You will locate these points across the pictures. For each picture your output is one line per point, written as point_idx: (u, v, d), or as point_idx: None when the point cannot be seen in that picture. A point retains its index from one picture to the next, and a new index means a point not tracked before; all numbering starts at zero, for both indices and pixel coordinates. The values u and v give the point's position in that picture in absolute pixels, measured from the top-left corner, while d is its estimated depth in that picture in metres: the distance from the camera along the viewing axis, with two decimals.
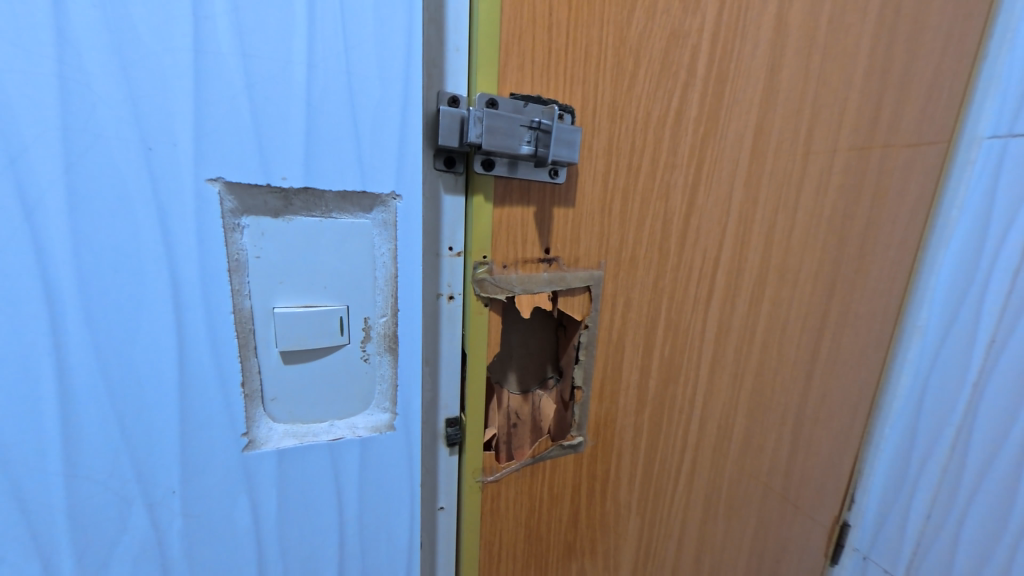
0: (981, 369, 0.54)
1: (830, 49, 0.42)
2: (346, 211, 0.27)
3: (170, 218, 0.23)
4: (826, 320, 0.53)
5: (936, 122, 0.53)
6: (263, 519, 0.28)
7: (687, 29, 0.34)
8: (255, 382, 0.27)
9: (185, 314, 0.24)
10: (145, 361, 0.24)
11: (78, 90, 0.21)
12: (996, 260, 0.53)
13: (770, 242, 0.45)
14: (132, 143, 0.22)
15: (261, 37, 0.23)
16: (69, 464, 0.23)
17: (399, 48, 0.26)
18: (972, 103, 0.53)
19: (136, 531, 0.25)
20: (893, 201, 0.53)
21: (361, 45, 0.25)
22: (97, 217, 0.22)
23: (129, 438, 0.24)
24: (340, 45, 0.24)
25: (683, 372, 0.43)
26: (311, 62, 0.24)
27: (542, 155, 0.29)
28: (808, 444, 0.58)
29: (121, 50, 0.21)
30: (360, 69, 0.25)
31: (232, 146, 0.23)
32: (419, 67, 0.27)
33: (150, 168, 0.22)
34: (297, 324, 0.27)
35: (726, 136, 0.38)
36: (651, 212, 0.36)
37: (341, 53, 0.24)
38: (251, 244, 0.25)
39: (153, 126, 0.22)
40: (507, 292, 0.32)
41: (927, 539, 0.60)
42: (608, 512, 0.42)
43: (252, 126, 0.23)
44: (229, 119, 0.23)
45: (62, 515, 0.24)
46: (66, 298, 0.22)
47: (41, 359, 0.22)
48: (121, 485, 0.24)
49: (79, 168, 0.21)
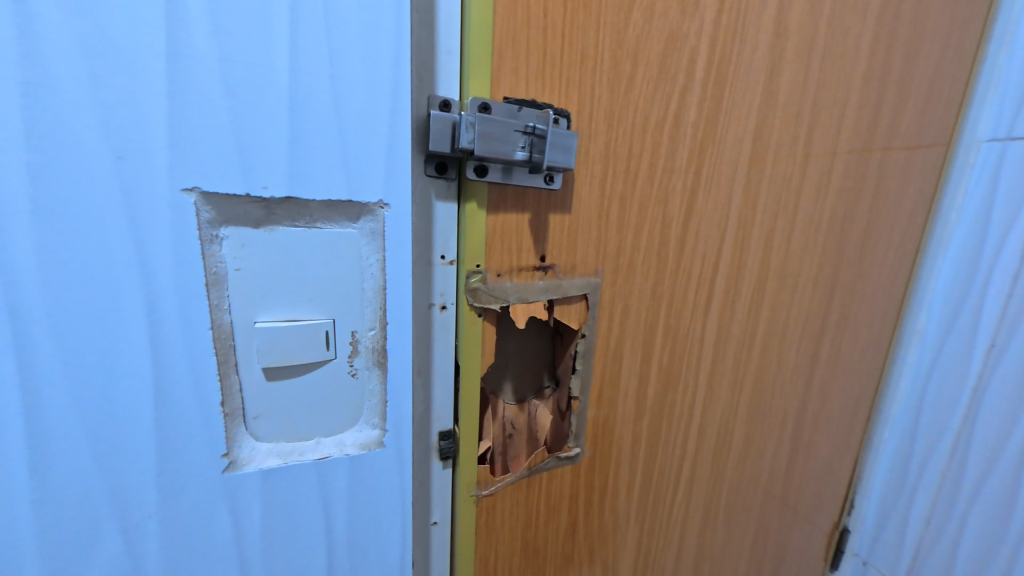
0: (980, 374, 0.54)
1: (830, 51, 0.42)
2: (333, 220, 0.26)
3: (145, 230, 0.22)
4: (826, 324, 0.52)
5: (935, 124, 0.52)
6: (247, 539, 0.27)
7: (685, 31, 0.33)
8: (237, 397, 0.26)
9: (162, 328, 0.23)
10: (119, 379, 0.23)
11: (45, 95, 0.19)
12: (994, 263, 0.52)
13: (770, 247, 0.44)
14: (102, 151, 0.21)
15: (240, 39, 0.22)
16: (39, 487, 0.22)
17: (387, 54, 0.25)
18: (971, 104, 0.53)
19: (111, 555, 0.24)
20: (892, 204, 0.53)
21: (347, 49, 0.24)
22: (67, 229, 0.21)
23: (103, 459, 0.23)
24: (325, 49, 0.23)
25: (682, 380, 0.42)
26: (293, 67, 0.23)
27: (537, 161, 0.28)
28: (807, 450, 0.58)
29: (88, 54, 0.20)
30: (347, 75, 0.24)
31: (209, 154, 0.22)
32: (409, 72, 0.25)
33: (121, 177, 0.21)
34: (281, 338, 0.26)
35: (725, 139, 0.38)
36: (649, 218, 0.36)
37: (325, 58, 0.24)
38: (231, 256, 0.24)
39: (124, 133, 0.21)
40: (502, 301, 0.31)
41: (927, 545, 0.60)
42: (606, 523, 0.42)
43: (231, 133, 0.22)
44: (209, 128, 0.22)
45: (32, 539, 0.22)
46: (35, 315, 0.21)
47: (8, 378, 0.21)
48: (95, 507, 0.23)
49: (48, 176, 0.20)
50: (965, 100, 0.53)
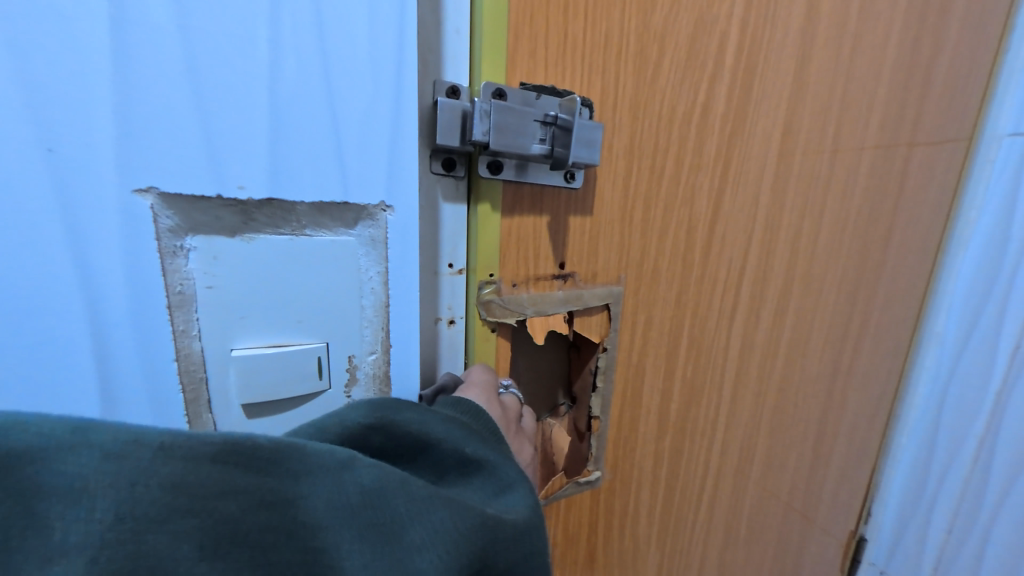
0: (1003, 381, 0.52)
1: (859, 41, 0.39)
2: (324, 225, 0.23)
3: (95, 247, 0.19)
4: (848, 330, 0.50)
5: (958, 120, 0.50)
6: None
7: (715, 14, 0.30)
8: (205, 414, 0.23)
9: (120, 354, 0.21)
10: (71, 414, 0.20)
11: None
12: (1019, 265, 0.50)
13: (796, 250, 0.41)
14: (27, 150, 0.18)
15: (211, 2, 0.19)
16: None
17: (389, 36, 0.21)
18: (997, 99, 0.51)
19: None
20: (915, 203, 0.50)
21: (331, 14, 0.20)
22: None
23: None
24: (309, 14, 0.20)
25: (705, 394, 0.39)
26: (276, 46, 0.20)
27: (559, 156, 0.25)
28: (828, 460, 0.55)
29: (11, 22, 0.17)
30: (337, 58, 0.21)
31: (192, 172, 0.20)
32: (414, 72, 0.22)
33: (54, 184, 0.18)
34: (264, 366, 0.23)
35: (754, 134, 0.35)
36: (674, 220, 0.33)
37: (310, 24, 0.20)
38: (201, 272, 0.22)
39: (58, 125, 0.18)
40: (518, 315, 0.28)
41: (948, 556, 0.58)
42: (626, 550, 0.39)
43: (197, 120, 0.20)
44: (174, 125, 0.19)
45: None
46: None
47: None
48: None
49: None
50: (989, 95, 0.51)
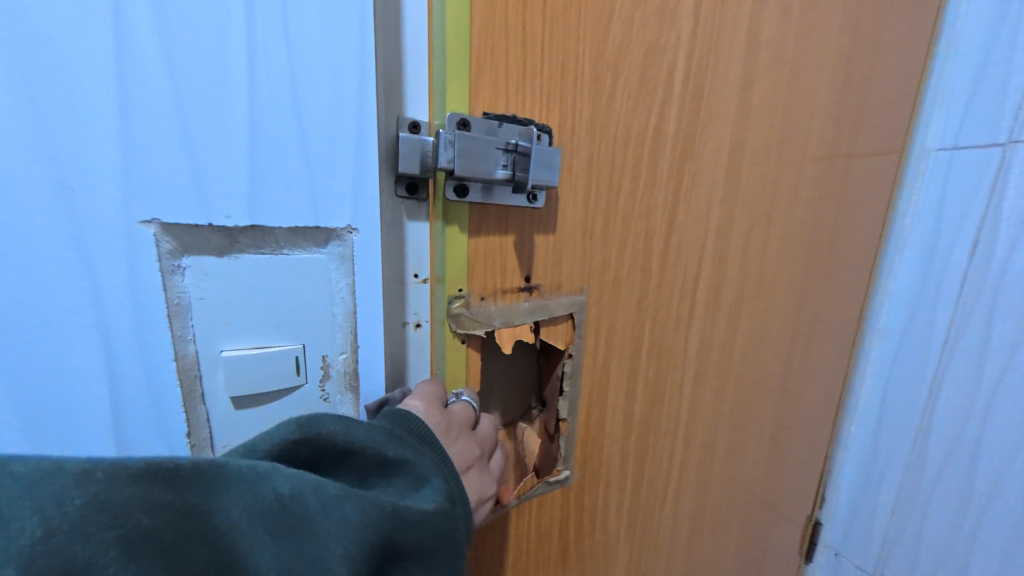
0: (936, 370, 0.57)
1: (798, 65, 0.43)
2: (299, 245, 0.28)
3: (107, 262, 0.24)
4: (798, 329, 0.54)
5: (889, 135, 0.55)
6: None
7: (664, 44, 0.33)
8: (199, 407, 0.28)
9: (127, 350, 0.26)
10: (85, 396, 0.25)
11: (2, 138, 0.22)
12: (947, 265, 0.55)
13: (748, 256, 0.45)
14: (60, 186, 0.23)
15: (199, 60, 0.23)
16: None
17: (351, 85, 0.26)
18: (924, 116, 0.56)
19: None
20: (855, 210, 0.55)
21: (301, 64, 0.25)
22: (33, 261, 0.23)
23: None
24: (281, 65, 0.25)
25: (668, 392, 0.42)
26: (252, 93, 0.24)
27: (521, 180, 0.27)
28: (784, 450, 0.59)
29: (46, 91, 0.22)
30: (307, 101, 0.25)
31: (185, 198, 0.25)
32: (373, 116, 0.27)
33: (76, 212, 0.23)
34: (249, 366, 0.28)
35: (704, 152, 0.38)
36: (633, 233, 0.35)
37: (282, 73, 0.25)
38: (192, 286, 0.27)
39: (80, 166, 0.23)
40: (486, 326, 0.30)
41: (891, 536, 0.63)
42: (596, 544, 0.41)
43: (188, 166, 0.24)
44: (168, 160, 0.24)
45: None
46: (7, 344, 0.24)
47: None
48: None
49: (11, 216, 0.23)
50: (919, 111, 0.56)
